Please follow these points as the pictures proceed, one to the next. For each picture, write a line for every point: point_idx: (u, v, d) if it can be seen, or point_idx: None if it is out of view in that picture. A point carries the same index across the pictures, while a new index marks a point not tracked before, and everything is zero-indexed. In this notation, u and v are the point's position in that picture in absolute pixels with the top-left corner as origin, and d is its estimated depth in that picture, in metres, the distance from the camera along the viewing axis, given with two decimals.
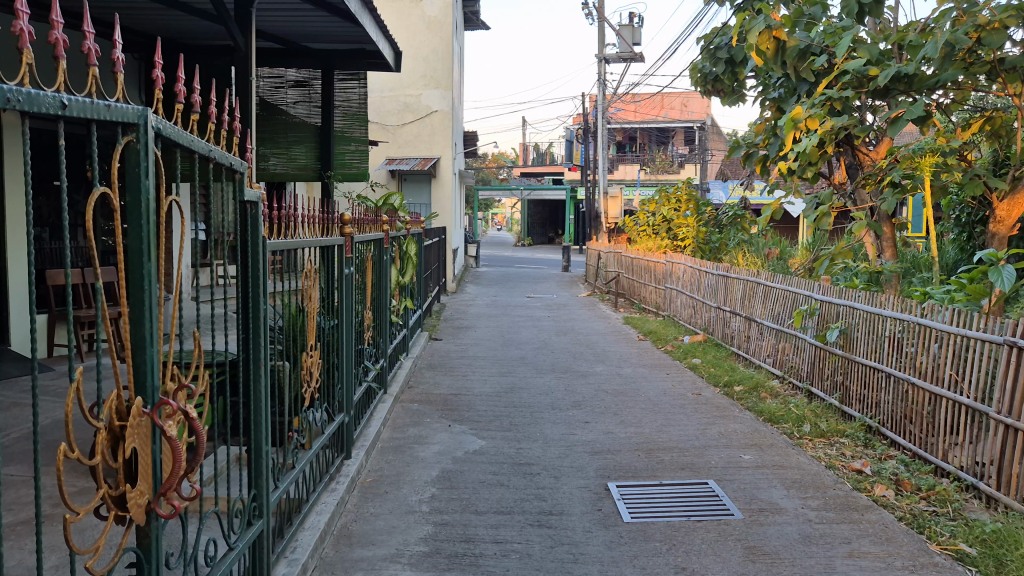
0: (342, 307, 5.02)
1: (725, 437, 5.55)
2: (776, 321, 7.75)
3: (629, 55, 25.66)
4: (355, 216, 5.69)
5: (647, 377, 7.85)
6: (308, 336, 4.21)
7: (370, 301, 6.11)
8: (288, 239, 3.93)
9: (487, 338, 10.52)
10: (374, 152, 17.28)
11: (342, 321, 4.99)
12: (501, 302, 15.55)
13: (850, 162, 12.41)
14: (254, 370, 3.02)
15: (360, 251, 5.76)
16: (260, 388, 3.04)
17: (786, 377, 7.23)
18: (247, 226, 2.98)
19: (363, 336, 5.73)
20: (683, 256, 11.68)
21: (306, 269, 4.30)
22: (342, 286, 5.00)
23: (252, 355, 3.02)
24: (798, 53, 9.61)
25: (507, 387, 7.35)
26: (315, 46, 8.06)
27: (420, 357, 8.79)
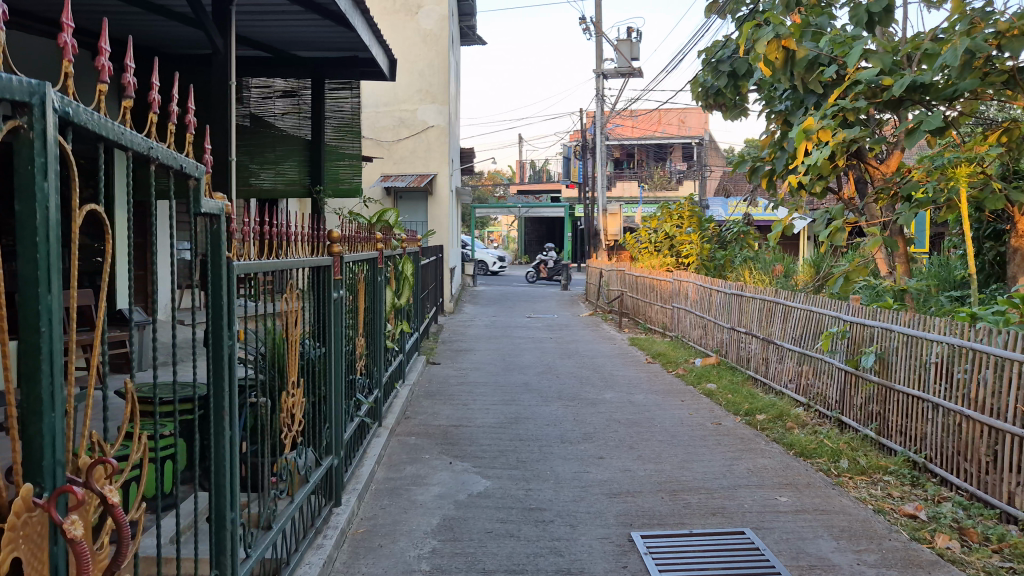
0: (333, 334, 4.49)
1: (755, 475, 5.01)
2: (798, 343, 7.25)
3: (628, 71, 25.41)
4: (345, 233, 5.17)
5: (661, 404, 7.32)
6: (292, 370, 3.67)
7: (362, 326, 5.60)
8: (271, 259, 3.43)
9: (488, 362, 9.99)
10: (368, 169, 16.81)
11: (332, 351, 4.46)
12: (500, 322, 15.02)
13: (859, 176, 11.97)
14: (215, 420, 2.48)
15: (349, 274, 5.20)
16: (226, 441, 2.50)
17: (812, 404, 6.72)
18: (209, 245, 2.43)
19: (355, 365, 5.20)
20: (691, 274, 11.21)
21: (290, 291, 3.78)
22: (332, 311, 4.48)
23: (214, 403, 2.48)
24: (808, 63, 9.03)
25: (511, 417, 6.81)
26: (304, 55, 7.53)
27: (418, 384, 8.26)
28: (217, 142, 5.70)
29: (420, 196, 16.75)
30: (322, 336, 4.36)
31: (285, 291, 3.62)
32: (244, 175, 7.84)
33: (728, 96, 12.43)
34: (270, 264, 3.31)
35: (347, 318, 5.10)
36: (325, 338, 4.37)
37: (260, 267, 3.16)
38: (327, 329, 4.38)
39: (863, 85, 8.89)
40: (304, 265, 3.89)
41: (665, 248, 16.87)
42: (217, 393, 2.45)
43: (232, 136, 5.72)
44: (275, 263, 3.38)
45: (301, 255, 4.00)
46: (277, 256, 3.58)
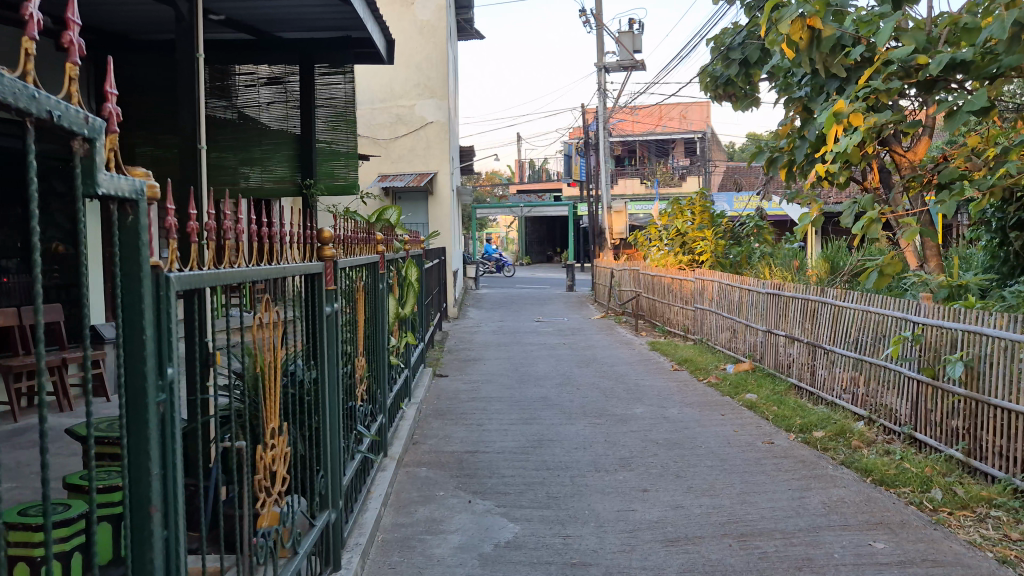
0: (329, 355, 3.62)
1: (835, 511, 4.20)
2: (853, 348, 6.47)
3: (630, 63, 24.61)
4: (339, 234, 4.35)
5: (700, 421, 6.51)
6: (273, 408, 2.78)
7: (362, 342, 4.79)
8: (245, 266, 2.59)
9: (499, 373, 9.20)
10: (365, 169, 16.03)
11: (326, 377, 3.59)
12: (509, 327, 14.22)
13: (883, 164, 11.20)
14: (137, 522, 1.50)
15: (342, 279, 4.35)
16: (157, 555, 1.53)
17: (874, 418, 5.95)
18: (119, 244, 1.46)
19: (353, 388, 4.36)
20: (716, 273, 10.45)
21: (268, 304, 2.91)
22: (326, 328, 3.64)
23: (134, 494, 1.50)
24: (834, 43, 8.18)
25: (534, 440, 6.01)
26: (290, 36, 6.65)
27: (425, 402, 7.46)
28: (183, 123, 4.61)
29: (420, 196, 15.95)
30: (314, 359, 3.48)
31: (261, 301, 2.75)
32: (230, 176, 7.10)
33: (738, 86, 11.69)
34: (239, 273, 2.48)
35: (344, 334, 4.28)
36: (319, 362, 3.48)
37: (219, 275, 2.31)
38: (320, 350, 3.49)
39: (895, 65, 8.11)
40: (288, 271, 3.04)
41: (676, 246, 15.98)
42: (138, 475, 1.49)
43: (202, 120, 4.71)
44: (246, 271, 2.53)
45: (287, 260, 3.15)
46: (254, 262, 2.75)
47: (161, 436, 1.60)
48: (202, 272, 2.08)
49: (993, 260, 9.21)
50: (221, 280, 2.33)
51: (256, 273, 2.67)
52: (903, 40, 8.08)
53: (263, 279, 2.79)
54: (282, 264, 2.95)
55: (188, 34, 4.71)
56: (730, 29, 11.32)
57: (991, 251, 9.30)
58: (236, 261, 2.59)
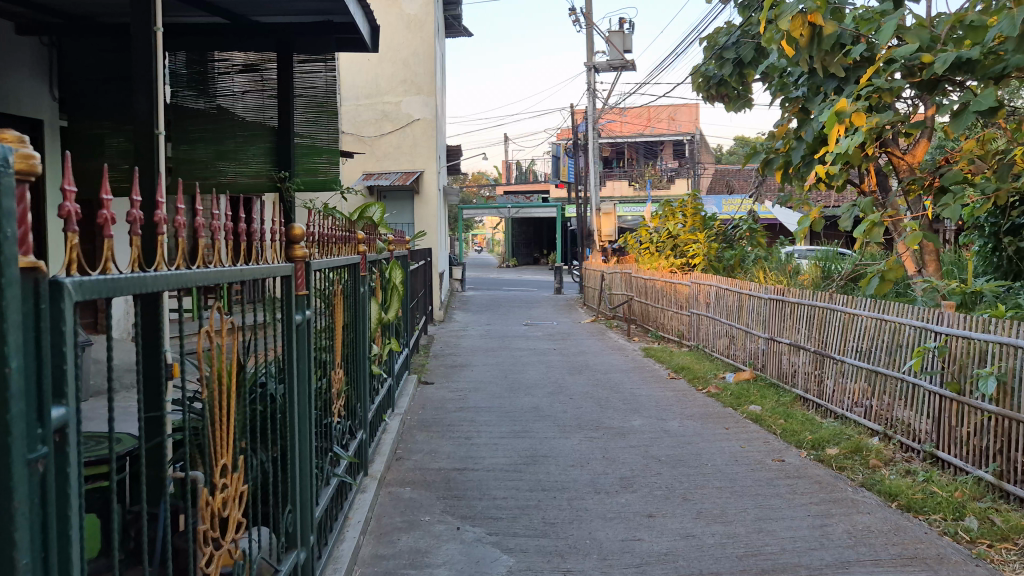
0: (303, 370, 3.12)
1: (863, 543, 3.79)
2: (866, 359, 6.10)
3: (620, 63, 24.24)
4: (315, 233, 3.91)
5: (703, 435, 6.10)
6: (226, 442, 2.31)
7: (341, 351, 4.33)
8: (192, 269, 2.10)
9: (488, 380, 8.78)
10: (350, 167, 15.52)
11: (298, 395, 3.10)
12: (496, 331, 13.78)
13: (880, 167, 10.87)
14: None
15: (317, 283, 3.87)
16: None
17: (890, 434, 5.56)
18: None
19: (328, 403, 3.89)
20: (713, 277, 10.08)
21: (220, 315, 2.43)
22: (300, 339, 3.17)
23: None
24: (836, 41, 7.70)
25: (527, 456, 5.59)
26: (266, 20, 6.15)
27: (410, 413, 7.01)
28: (136, 105, 3.97)
29: (406, 195, 15.50)
30: (286, 376, 2.97)
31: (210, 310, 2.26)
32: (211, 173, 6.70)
33: (731, 86, 11.36)
34: (181, 277, 2.00)
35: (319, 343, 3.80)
36: (290, 380, 2.97)
37: (155, 280, 1.84)
38: (293, 366, 2.98)
39: (900, 64, 7.73)
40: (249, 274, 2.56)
41: (668, 248, 15.59)
42: None
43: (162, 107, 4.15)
44: (188, 274, 2.05)
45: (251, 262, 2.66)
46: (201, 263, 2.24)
47: (38, 510, 1.18)
48: (118, 276, 1.62)
49: (987, 264, 8.93)
50: (153, 286, 1.85)
51: (202, 276, 2.19)
52: (907, 37, 7.71)
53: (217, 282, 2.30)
54: (243, 266, 2.47)
55: (143, 13, 4.06)
56: (724, 28, 10.98)
57: (984, 256, 9.03)
58: (178, 263, 2.11)
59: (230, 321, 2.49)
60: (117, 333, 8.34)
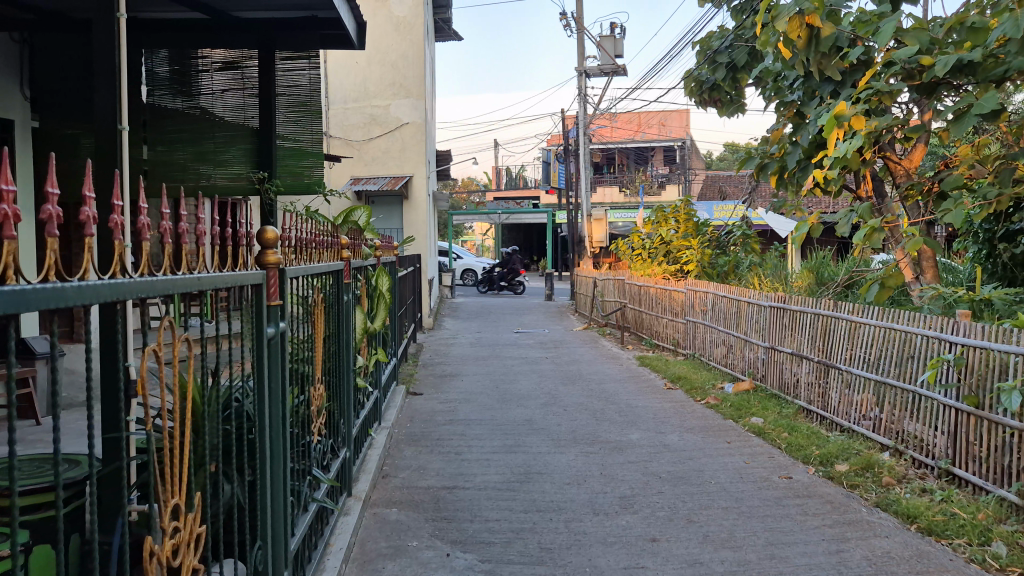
0: (277, 389, 2.79)
1: (885, 572, 3.53)
2: (873, 369, 5.87)
3: (611, 68, 24.06)
4: (293, 237, 3.62)
5: (705, 450, 5.83)
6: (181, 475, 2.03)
7: (321, 365, 4.01)
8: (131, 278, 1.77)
9: (479, 391, 8.48)
10: (337, 171, 15.19)
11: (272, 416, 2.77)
12: (486, 339, 13.48)
13: (876, 172, 10.67)
14: None
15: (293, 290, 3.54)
16: None
17: (901, 449, 5.31)
18: None
19: (306, 420, 3.60)
20: (710, 284, 9.83)
21: (172, 331, 2.11)
22: (277, 355, 2.83)
23: None
24: (834, 42, 7.47)
25: (521, 474, 5.30)
26: (247, 15, 5.83)
27: (397, 426, 6.70)
28: (97, 101, 3.55)
29: (395, 200, 15.20)
30: (258, 396, 2.64)
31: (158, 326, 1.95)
32: (192, 177, 6.33)
33: (724, 90, 11.14)
34: (116, 288, 1.68)
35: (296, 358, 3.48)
36: (261, 400, 2.63)
37: (82, 294, 1.52)
38: (264, 385, 2.64)
39: (899, 66, 7.45)
40: (211, 282, 2.23)
41: (661, 255, 15.36)
42: None
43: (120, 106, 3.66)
44: (125, 284, 1.73)
45: (215, 269, 2.33)
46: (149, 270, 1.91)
47: None
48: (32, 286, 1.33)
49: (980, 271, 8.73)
50: (79, 300, 1.52)
51: (149, 287, 1.86)
52: (905, 39, 7.44)
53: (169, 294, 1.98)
54: (204, 274, 2.15)
55: (107, 9, 3.63)
56: (717, 31, 10.77)
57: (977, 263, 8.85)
58: (116, 270, 1.79)
59: (188, 337, 2.18)
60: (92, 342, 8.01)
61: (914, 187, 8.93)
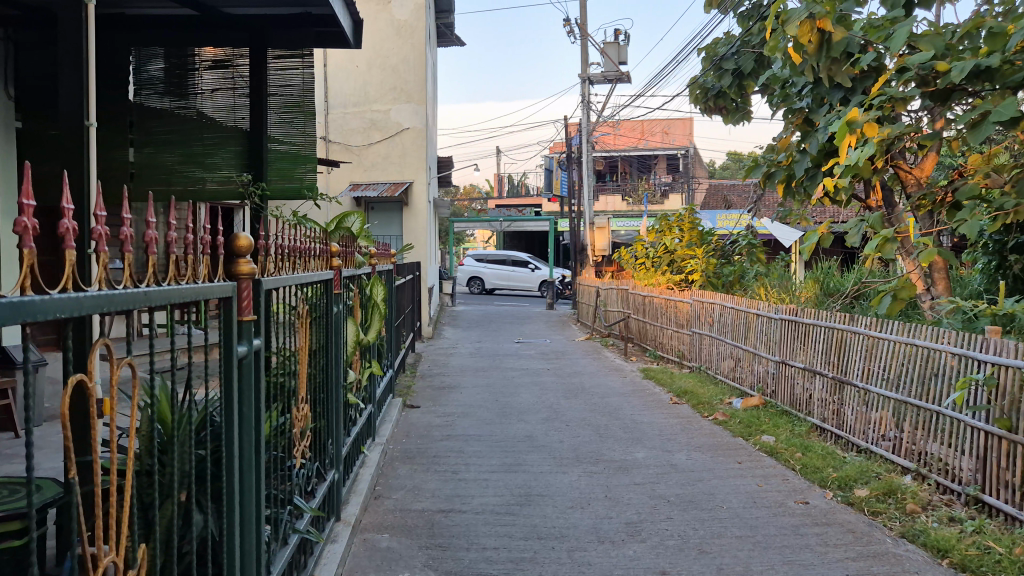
0: (251, 418, 2.44)
1: None
2: (895, 388, 5.59)
3: (615, 75, 23.82)
4: (277, 244, 3.32)
5: (715, 471, 5.54)
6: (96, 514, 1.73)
7: (305, 382, 3.68)
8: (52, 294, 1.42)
9: (478, 404, 8.18)
10: (336, 177, 14.93)
11: (244, 450, 2.42)
12: (487, 349, 13.19)
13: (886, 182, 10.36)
14: None
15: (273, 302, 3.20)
16: None
17: (924, 473, 5.03)
18: None
19: (286, 446, 3.26)
20: (718, 295, 9.55)
21: (110, 352, 1.75)
22: (250, 376, 2.49)
23: None
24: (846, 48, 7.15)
25: (522, 496, 5.01)
26: (237, 12, 5.57)
27: (392, 441, 6.41)
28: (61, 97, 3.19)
29: (395, 206, 14.94)
30: (226, 428, 2.29)
31: (93, 344, 1.62)
32: (182, 180, 6.04)
33: (730, 97, 10.87)
34: (23, 305, 1.31)
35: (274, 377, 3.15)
36: (230, 433, 2.28)
37: None
38: (234, 415, 2.29)
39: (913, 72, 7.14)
40: (161, 298, 1.86)
41: (665, 264, 15.07)
42: None
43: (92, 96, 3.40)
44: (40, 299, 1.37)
45: (171, 281, 1.97)
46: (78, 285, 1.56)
47: None
48: None
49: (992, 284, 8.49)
50: None
51: (78, 304, 1.50)
52: (919, 45, 7.15)
53: (103, 312, 1.61)
54: (151, 290, 1.79)
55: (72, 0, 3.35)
56: (723, 37, 10.51)
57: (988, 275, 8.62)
58: (33, 282, 1.43)
59: (129, 358, 1.82)
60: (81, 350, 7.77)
61: (927, 197, 8.65)
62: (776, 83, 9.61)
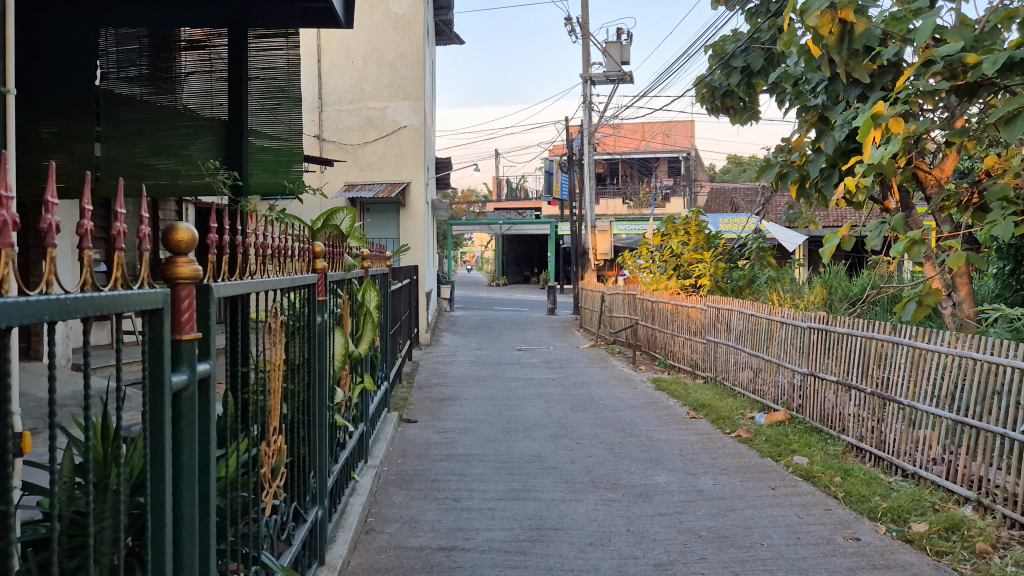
0: (195, 469, 1.82)
1: None
2: (946, 406, 5.03)
3: (618, 75, 23.26)
4: (248, 242, 2.74)
5: (747, 498, 4.95)
6: None
7: (278, 408, 3.04)
8: None
9: (480, 418, 7.60)
10: (330, 177, 14.35)
11: (185, 513, 1.80)
12: (488, 357, 12.60)
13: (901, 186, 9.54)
14: None
15: (238, 312, 2.58)
16: None
17: (986, 502, 4.47)
18: None
19: (256, 489, 2.65)
20: (735, 301, 8.98)
21: None
22: (195, 412, 1.85)
23: None
24: (870, 39, 6.20)
25: (533, 529, 4.42)
26: None
27: (387, 462, 5.83)
28: None
29: (391, 208, 14.37)
30: (156, 488, 1.66)
31: None
32: (151, 173, 5.59)
33: (738, 96, 10.30)
34: None
35: (235, 406, 2.52)
36: (161, 495, 1.65)
37: None
38: (167, 471, 1.68)
39: (938, 66, 6.37)
40: (23, 315, 1.20)
41: (671, 268, 14.48)
42: None
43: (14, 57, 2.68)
44: None
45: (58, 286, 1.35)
46: None
47: None
48: None
49: (1006, 290, 7.99)
50: None
51: None
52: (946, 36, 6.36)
53: None
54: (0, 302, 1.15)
55: None
56: (731, 34, 9.94)
57: (1002, 280, 8.12)
58: None
59: None
60: (54, 360, 7.17)
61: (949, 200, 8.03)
62: (787, 81, 8.75)
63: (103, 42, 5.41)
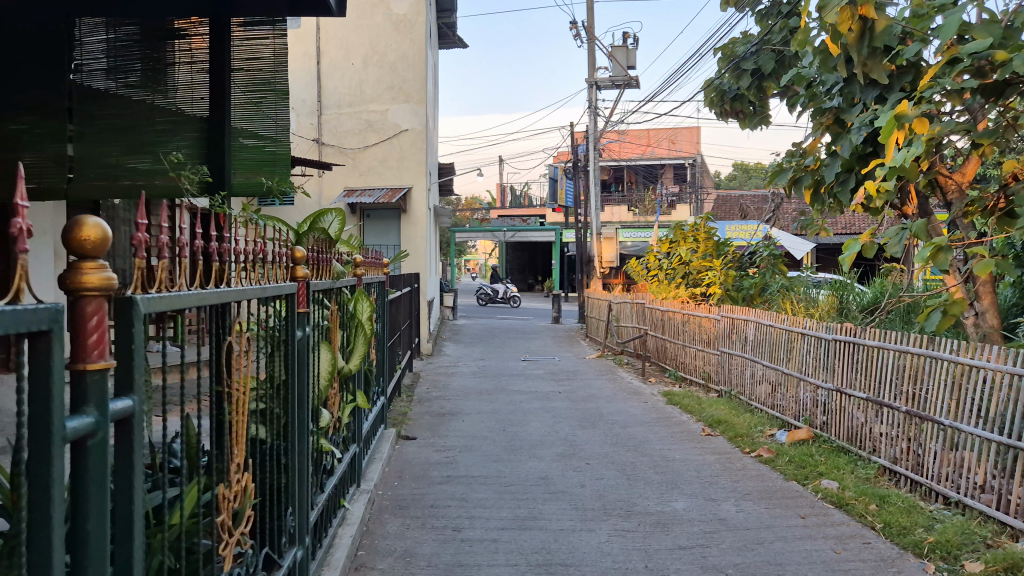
0: (107, 540, 1.38)
1: None
2: (993, 427, 4.58)
3: (623, 80, 22.89)
4: (208, 248, 2.31)
5: (775, 529, 4.51)
6: None
7: (246, 439, 2.60)
8: None
9: (482, 435, 7.17)
10: (330, 183, 13.95)
11: None
12: (491, 367, 12.18)
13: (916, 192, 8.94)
14: None
15: (196, 329, 2.16)
16: None
17: None
18: None
19: (217, 537, 2.21)
20: (751, 311, 8.55)
21: None
22: (109, 463, 1.41)
23: None
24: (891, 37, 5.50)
25: (542, 566, 3.97)
26: None
27: (382, 486, 5.40)
28: None
29: (392, 214, 13.96)
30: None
31: None
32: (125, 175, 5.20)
33: (748, 100, 9.84)
34: None
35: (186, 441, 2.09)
36: None
37: None
38: (60, 550, 1.24)
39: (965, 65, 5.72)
40: None
41: (679, 276, 14.05)
42: None
43: None
44: None
45: None
46: None
47: None
48: None
49: None
50: None
51: None
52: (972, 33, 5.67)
53: None
54: None
55: None
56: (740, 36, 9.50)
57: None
58: None
59: None
60: None
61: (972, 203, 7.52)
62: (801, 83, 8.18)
63: (76, 31, 4.95)
